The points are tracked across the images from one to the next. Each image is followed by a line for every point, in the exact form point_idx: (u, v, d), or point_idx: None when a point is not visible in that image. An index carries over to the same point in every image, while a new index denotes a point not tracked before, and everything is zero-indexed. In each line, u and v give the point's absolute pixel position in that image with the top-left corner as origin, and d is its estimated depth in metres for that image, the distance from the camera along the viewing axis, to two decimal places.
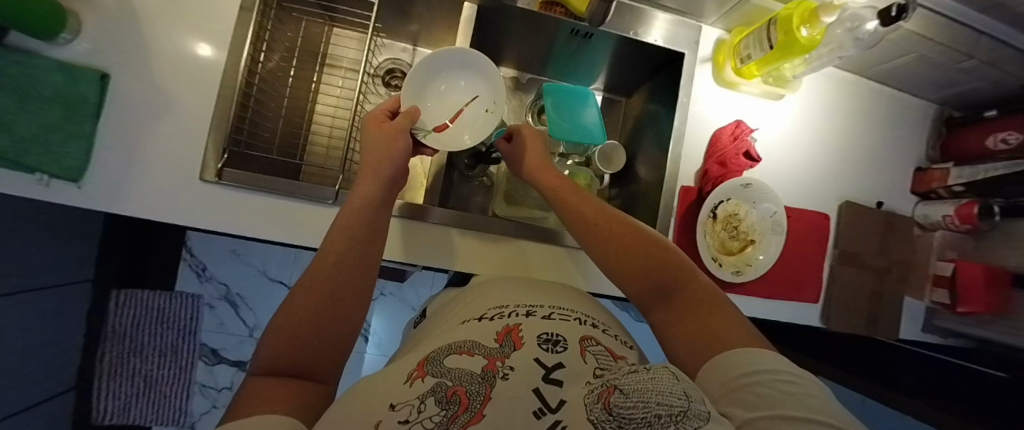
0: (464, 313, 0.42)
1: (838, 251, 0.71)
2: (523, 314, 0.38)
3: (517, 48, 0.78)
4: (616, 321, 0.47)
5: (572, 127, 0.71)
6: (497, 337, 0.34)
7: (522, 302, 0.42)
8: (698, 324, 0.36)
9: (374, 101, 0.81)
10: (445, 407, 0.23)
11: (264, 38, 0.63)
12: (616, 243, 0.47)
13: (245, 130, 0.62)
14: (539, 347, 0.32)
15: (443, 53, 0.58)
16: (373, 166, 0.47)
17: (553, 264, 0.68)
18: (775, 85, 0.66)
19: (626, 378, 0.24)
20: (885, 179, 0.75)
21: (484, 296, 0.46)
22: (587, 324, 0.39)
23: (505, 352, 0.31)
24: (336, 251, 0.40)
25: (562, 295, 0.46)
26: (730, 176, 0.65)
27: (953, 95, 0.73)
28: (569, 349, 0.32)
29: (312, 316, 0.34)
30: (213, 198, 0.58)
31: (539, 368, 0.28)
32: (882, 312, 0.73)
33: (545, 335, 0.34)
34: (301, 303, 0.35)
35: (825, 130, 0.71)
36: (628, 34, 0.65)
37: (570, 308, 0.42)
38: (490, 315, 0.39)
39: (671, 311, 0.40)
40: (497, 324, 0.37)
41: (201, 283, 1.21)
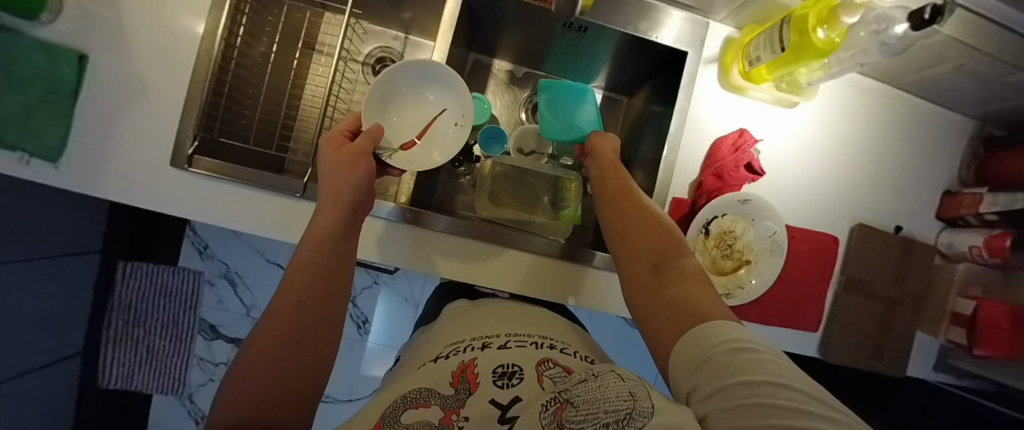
0: (427, 353, 0.40)
1: (844, 277, 0.65)
2: (478, 348, 0.35)
3: (512, 41, 0.73)
4: (592, 348, 0.42)
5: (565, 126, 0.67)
6: (451, 380, 0.30)
7: (478, 335, 0.39)
8: (679, 294, 0.33)
9: (362, 90, 0.78)
10: None
11: (240, 23, 0.61)
12: (626, 213, 0.44)
13: (218, 117, 0.61)
14: (495, 384, 0.29)
15: (405, 66, 0.54)
16: (332, 194, 0.42)
17: (540, 277, 0.64)
18: (787, 92, 0.60)
19: (576, 388, 0.24)
20: (907, 200, 0.68)
21: (451, 329, 0.43)
22: (544, 347, 0.36)
23: (460, 400, 0.27)
24: (299, 289, 0.35)
25: (521, 320, 0.43)
26: (728, 190, 0.59)
27: (996, 111, 0.65)
28: (525, 379, 0.29)
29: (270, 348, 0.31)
30: (198, 187, 0.57)
31: (495, 410, 0.26)
32: (891, 346, 0.67)
33: (501, 369, 0.31)
34: (270, 333, 0.32)
35: (844, 142, 0.65)
36: (629, 29, 0.60)
37: (527, 333, 0.39)
38: (445, 354, 0.36)
39: (655, 278, 0.37)
40: (452, 363, 0.33)
41: (202, 260, 1.18)
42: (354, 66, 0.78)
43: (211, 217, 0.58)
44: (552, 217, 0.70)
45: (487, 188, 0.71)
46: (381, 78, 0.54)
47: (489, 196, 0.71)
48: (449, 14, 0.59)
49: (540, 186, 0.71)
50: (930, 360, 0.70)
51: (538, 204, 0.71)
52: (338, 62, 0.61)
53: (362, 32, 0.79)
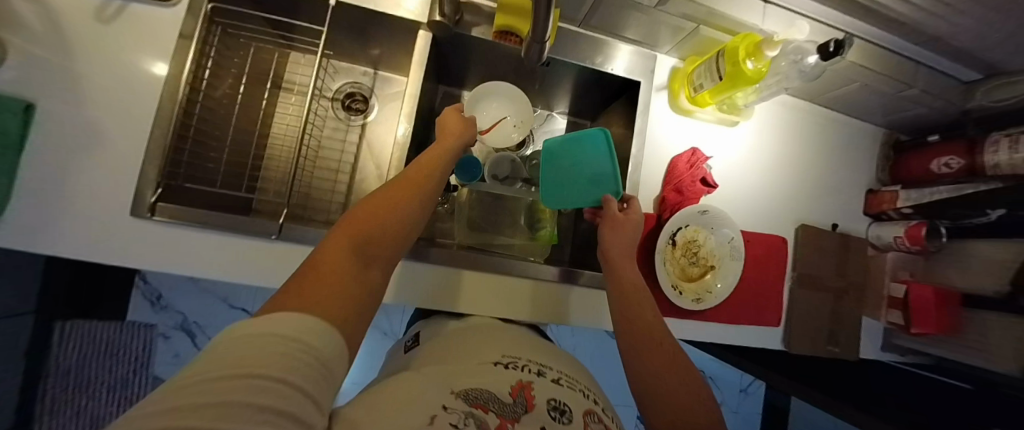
0: (469, 354, 0.40)
1: (796, 273, 0.72)
2: (535, 372, 0.37)
3: (481, 75, 0.77)
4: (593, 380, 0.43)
5: (575, 181, 0.60)
6: (511, 389, 0.32)
7: (535, 359, 0.41)
8: None
9: (332, 125, 0.78)
10: None
11: (204, 66, 0.61)
12: (638, 324, 0.43)
13: (183, 161, 0.59)
14: (548, 414, 0.30)
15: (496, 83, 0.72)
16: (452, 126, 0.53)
17: (526, 300, 0.64)
18: (729, 113, 0.67)
19: None
20: (839, 201, 0.77)
21: (497, 342, 0.44)
22: (589, 397, 0.36)
23: (516, 413, 0.29)
24: (425, 171, 0.43)
25: (554, 356, 0.44)
26: (687, 203, 0.65)
27: (900, 120, 0.76)
28: (574, 422, 0.30)
29: (380, 205, 0.37)
30: (164, 236, 0.54)
31: None
32: (843, 333, 0.74)
33: (555, 402, 0.32)
34: (393, 188, 0.40)
35: (780, 153, 0.73)
36: (586, 62, 0.66)
37: (578, 378, 0.40)
38: (505, 363, 0.38)
39: None
40: (512, 374, 0.35)
41: (155, 313, 1.08)
42: (324, 103, 0.78)
43: (185, 270, 0.55)
44: (529, 238, 0.74)
45: (465, 215, 0.73)
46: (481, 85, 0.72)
47: (468, 223, 0.73)
48: (420, 56, 0.62)
49: (516, 210, 0.75)
50: (876, 341, 0.77)
51: (517, 227, 0.74)
52: (310, 101, 0.62)
53: (332, 70, 0.80)
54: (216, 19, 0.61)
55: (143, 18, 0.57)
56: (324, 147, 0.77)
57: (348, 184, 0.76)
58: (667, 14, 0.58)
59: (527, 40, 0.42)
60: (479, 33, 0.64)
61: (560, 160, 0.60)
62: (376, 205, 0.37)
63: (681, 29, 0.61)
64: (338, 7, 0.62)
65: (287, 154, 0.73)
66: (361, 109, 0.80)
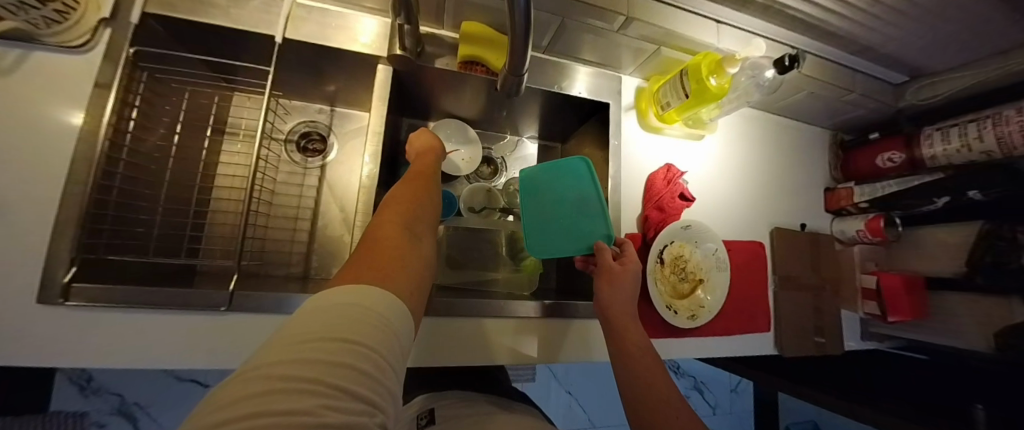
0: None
1: (777, 276, 0.73)
2: None
3: (447, 104, 0.74)
4: None
5: (560, 222, 0.57)
6: None
7: None
8: None
9: (287, 169, 0.72)
10: None
11: (130, 116, 0.52)
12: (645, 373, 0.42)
13: (106, 228, 0.49)
14: None
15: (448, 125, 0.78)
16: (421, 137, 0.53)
17: (522, 340, 0.60)
18: (696, 127, 0.69)
19: None
20: (804, 202, 0.81)
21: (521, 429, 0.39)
22: None
23: None
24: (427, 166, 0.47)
25: None
26: (670, 220, 0.64)
27: (842, 122, 0.83)
28: None
29: (410, 195, 0.40)
30: (79, 324, 0.44)
31: None
32: (827, 329, 0.75)
33: None
34: (409, 179, 0.43)
35: (746, 160, 0.76)
36: (554, 88, 0.65)
37: None
38: None
39: None
40: None
41: (83, 400, 0.82)
42: (276, 146, 0.72)
43: (110, 362, 0.45)
44: (513, 269, 0.71)
45: (443, 253, 0.68)
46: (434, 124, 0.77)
47: (447, 261, 0.68)
48: (383, 93, 0.58)
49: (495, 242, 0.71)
50: (856, 331, 0.80)
51: (499, 260, 0.71)
52: (260, 144, 0.56)
53: (282, 110, 0.74)
54: (141, 63, 0.53)
55: (47, 67, 0.47)
56: (279, 194, 0.70)
57: (309, 231, 0.69)
58: (626, 37, 0.59)
59: (504, 71, 0.40)
60: (444, 65, 0.61)
61: (540, 194, 0.58)
62: (401, 192, 0.40)
63: (643, 51, 0.62)
64: (287, 43, 0.57)
65: (238, 206, 0.66)
66: (319, 149, 0.74)
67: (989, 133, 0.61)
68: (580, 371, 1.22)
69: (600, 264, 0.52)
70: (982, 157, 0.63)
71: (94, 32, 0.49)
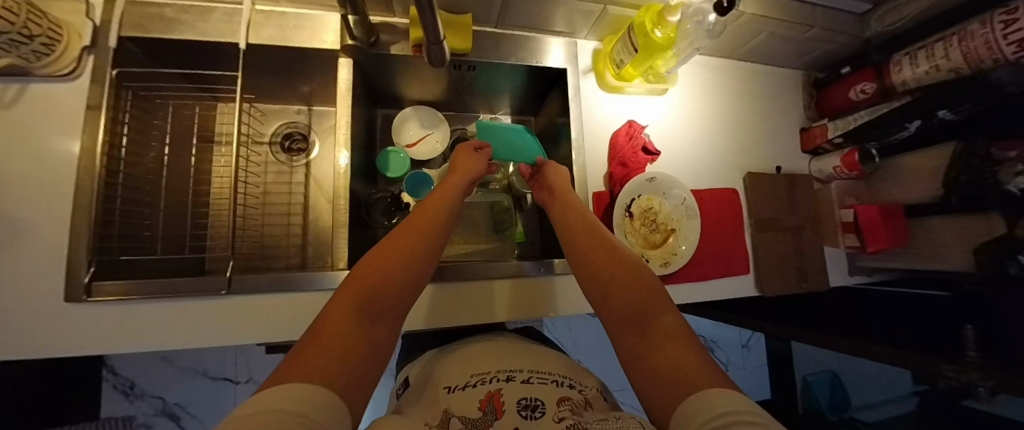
0: (443, 374, 0.45)
1: (753, 219, 0.74)
2: (504, 378, 0.42)
3: (416, 89, 0.77)
4: (544, 356, 0.50)
5: (512, 152, 0.67)
6: (481, 405, 0.38)
7: (502, 367, 0.45)
8: (664, 360, 0.33)
9: (274, 170, 0.76)
10: (486, 414, 0.37)
11: (122, 133, 0.57)
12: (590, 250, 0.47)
13: (114, 234, 0.55)
14: (520, 414, 0.37)
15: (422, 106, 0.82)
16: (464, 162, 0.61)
17: (520, 301, 0.68)
18: (656, 82, 0.70)
19: None
20: (779, 144, 0.80)
21: (468, 357, 0.48)
22: (564, 384, 0.43)
23: (487, 421, 0.36)
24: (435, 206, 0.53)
25: (533, 358, 0.48)
26: (635, 174, 0.66)
27: (813, 60, 0.82)
28: (546, 414, 0.37)
29: (392, 247, 0.45)
30: (98, 318, 0.50)
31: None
32: (809, 266, 0.76)
33: (524, 401, 0.39)
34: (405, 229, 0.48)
35: (713, 109, 0.76)
36: (512, 60, 0.67)
37: (548, 370, 0.45)
38: (472, 382, 0.42)
39: (648, 344, 0.35)
40: (480, 390, 0.40)
41: (130, 403, 0.90)
42: (260, 149, 0.77)
43: (128, 348, 0.51)
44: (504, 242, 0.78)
45: None
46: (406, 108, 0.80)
47: None
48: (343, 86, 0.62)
49: (481, 218, 0.78)
50: (842, 268, 0.80)
51: (491, 233, 0.78)
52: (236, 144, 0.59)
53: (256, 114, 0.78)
54: (123, 83, 0.58)
55: (40, 97, 0.53)
56: (270, 193, 0.75)
57: (301, 225, 0.74)
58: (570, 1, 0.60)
59: (426, 43, 0.42)
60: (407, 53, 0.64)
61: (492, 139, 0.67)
62: (386, 246, 0.45)
63: (591, 12, 0.63)
64: (251, 49, 0.60)
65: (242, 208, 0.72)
66: (302, 148, 0.79)
67: (955, 50, 0.57)
68: (586, 340, 1.35)
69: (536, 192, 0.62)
70: (951, 75, 0.60)
71: (78, 61, 0.54)
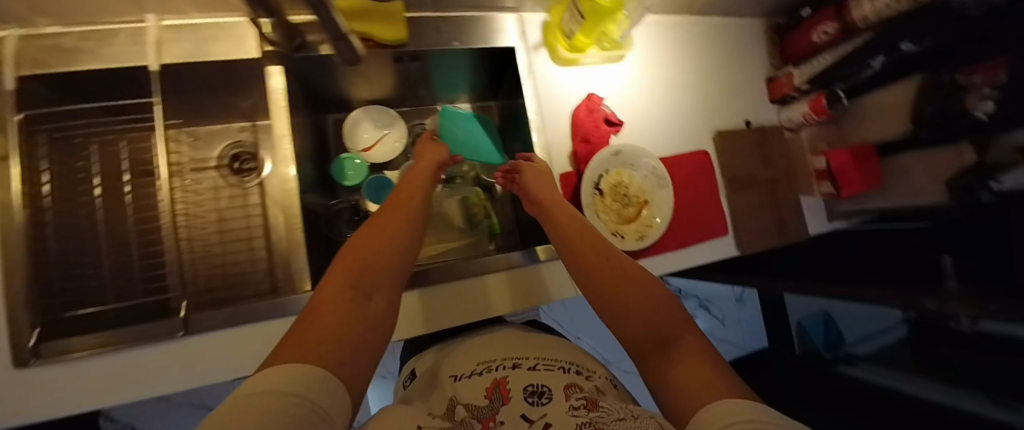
0: (452, 366, 0.50)
1: (726, 179, 0.73)
2: (510, 366, 0.46)
3: (362, 88, 0.73)
4: (546, 342, 0.54)
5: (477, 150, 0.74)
6: (488, 393, 0.41)
7: (508, 356, 0.49)
8: (688, 376, 0.28)
9: (228, 194, 0.72)
10: (491, 399, 0.40)
11: (43, 180, 0.53)
12: (588, 259, 0.43)
13: (56, 289, 0.51)
14: (526, 401, 0.38)
15: (374, 105, 0.77)
16: (427, 151, 0.63)
17: (507, 292, 0.65)
18: (613, 49, 0.66)
19: (615, 424, 0.29)
20: (746, 98, 0.78)
21: (476, 348, 0.54)
22: (572, 371, 0.45)
23: (494, 408, 0.38)
24: (409, 190, 0.53)
25: (534, 344, 0.52)
26: (599, 149, 0.64)
27: (773, 4, 0.78)
28: (552, 398, 0.37)
29: (374, 233, 0.43)
30: (48, 380, 0.47)
31: (525, 421, 0.35)
32: (787, 218, 0.75)
33: (530, 388, 0.40)
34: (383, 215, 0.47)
35: (674, 71, 0.73)
36: (457, 44, 0.61)
37: (553, 358, 0.48)
38: (481, 370, 0.47)
39: (670, 363, 0.31)
40: (487, 379, 0.44)
41: None
42: (205, 175, 0.72)
43: (88, 407, 0.48)
44: (481, 237, 0.75)
45: None
46: (356, 110, 0.75)
47: None
48: (273, 94, 0.55)
49: (454, 214, 0.75)
50: (821, 215, 0.80)
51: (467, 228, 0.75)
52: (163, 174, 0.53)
53: (190, 139, 0.73)
54: (34, 125, 0.53)
55: None
56: (226, 219, 0.71)
57: (265, 248, 0.70)
58: None
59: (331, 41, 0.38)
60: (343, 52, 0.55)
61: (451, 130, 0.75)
62: (367, 231, 0.44)
63: None
64: (167, 69, 0.55)
65: (197, 237, 0.68)
66: (254, 167, 0.74)
67: None
68: (583, 317, 1.39)
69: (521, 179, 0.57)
70: (911, 6, 0.57)
71: None
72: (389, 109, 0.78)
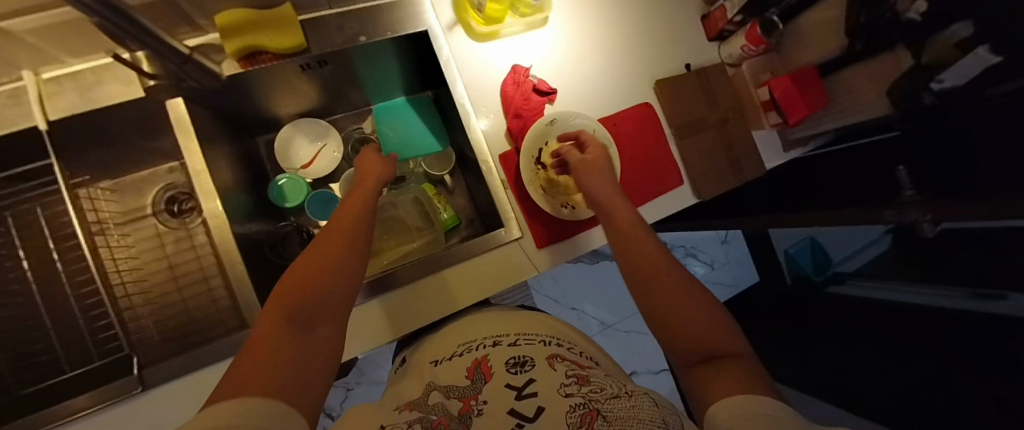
0: (433, 353, 0.52)
1: (673, 128, 0.71)
2: (491, 345, 0.48)
3: (284, 103, 0.69)
4: (517, 316, 0.56)
5: (415, 138, 0.75)
6: (469, 373, 0.43)
7: (488, 334, 0.51)
8: (724, 377, 0.36)
9: (173, 238, 0.70)
10: (472, 379, 0.42)
11: None
12: (636, 252, 0.48)
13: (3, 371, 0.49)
14: (508, 372, 0.41)
15: (304, 119, 0.74)
16: (368, 162, 0.57)
17: (475, 283, 0.60)
18: (532, 14, 0.62)
19: (606, 403, 0.33)
20: (683, 40, 0.75)
21: (446, 335, 0.55)
22: (552, 343, 0.48)
23: (477, 388, 0.40)
24: (356, 205, 0.48)
25: (512, 321, 0.54)
26: (533, 121, 0.62)
27: None
28: (535, 366, 0.41)
29: (318, 259, 0.39)
30: None
31: (513, 390, 0.37)
32: (743, 155, 0.74)
33: (512, 361, 0.43)
34: (332, 235, 0.43)
35: (601, 26, 0.69)
36: (360, 40, 0.58)
37: (534, 333, 0.50)
38: (461, 352, 0.48)
39: (713, 372, 0.37)
40: (468, 359, 0.46)
41: None
42: (143, 224, 0.70)
43: None
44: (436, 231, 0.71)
45: None
46: (286, 127, 0.72)
47: None
48: (173, 114, 0.51)
49: (407, 213, 0.72)
50: (776, 146, 0.78)
51: (426, 223, 0.71)
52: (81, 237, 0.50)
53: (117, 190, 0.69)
54: None
55: None
56: (177, 265, 0.69)
57: (224, 286, 0.69)
58: None
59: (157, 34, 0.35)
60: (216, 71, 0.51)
61: (388, 125, 0.76)
62: (308, 259, 0.40)
63: None
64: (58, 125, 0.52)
65: (154, 288, 0.67)
66: (194, 205, 0.72)
67: None
68: (573, 286, 1.45)
69: (572, 165, 0.57)
70: None
71: None
72: (321, 120, 0.75)
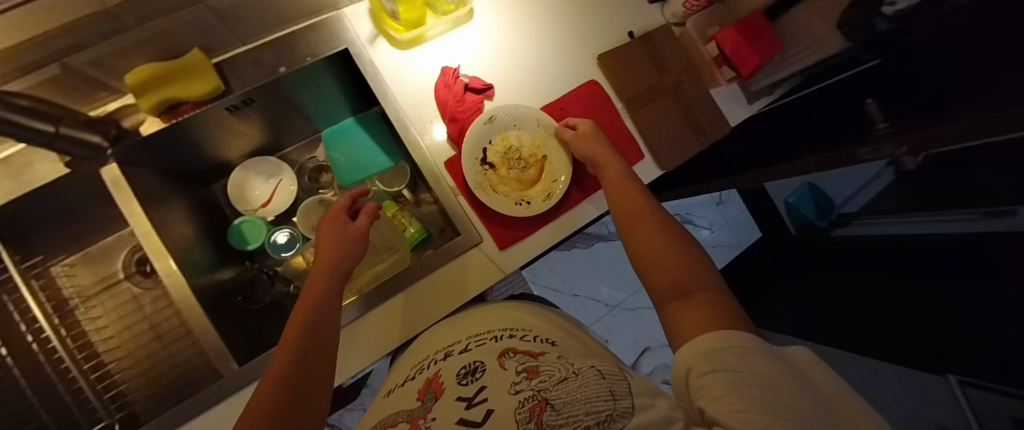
0: (395, 379, 0.49)
1: (622, 102, 0.68)
2: (443, 357, 0.45)
3: (228, 147, 0.68)
4: (471, 312, 0.54)
5: (365, 161, 0.73)
6: (421, 395, 0.39)
7: (440, 346, 0.48)
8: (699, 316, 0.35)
9: (150, 298, 0.71)
10: (423, 400, 0.37)
11: None
12: (620, 198, 0.51)
13: None
14: (459, 384, 0.37)
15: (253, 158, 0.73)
16: (325, 250, 0.51)
17: (447, 293, 0.57)
18: (454, 12, 0.60)
19: (554, 388, 0.29)
20: (621, 7, 0.71)
21: (418, 347, 0.52)
22: (503, 338, 0.45)
23: (428, 407, 0.35)
24: (302, 311, 0.44)
25: (466, 323, 0.51)
26: (469, 122, 0.60)
27: None
28: (486, 370, 0.37)
29: (258, 398, 0.36)
30: None
31: (463, 402, 0.33)
32: (706, 115, 0.70)
33: (463, 370, 0.39)
34: (275, 363, 0.39)
35: (530, 10, 0.67)
36: (281, 70, 0.56)
37: (484, 331, 0.47)
38: (414, 375, 0.45)
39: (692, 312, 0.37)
40: (419, 382, 0.42)
41: None
42: (118, 290, 0.71)
43: None
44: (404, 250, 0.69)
45: None
46: (236, 170, 0.72)
47: None
48: (109, 180, 0.51)
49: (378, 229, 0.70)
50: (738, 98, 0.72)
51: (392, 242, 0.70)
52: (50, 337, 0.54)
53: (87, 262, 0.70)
54: None
55: None
56: (157, 323, 0.70)
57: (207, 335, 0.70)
58: None
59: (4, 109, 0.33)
60: (99, 140, 0.49)
61: (342, 147, 0.74)
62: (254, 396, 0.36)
63: None
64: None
65: (138, 351, 0.68)
66: None
67: None
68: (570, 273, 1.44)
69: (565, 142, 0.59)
70: None
71: None
72: (271, 156, 0.74)
